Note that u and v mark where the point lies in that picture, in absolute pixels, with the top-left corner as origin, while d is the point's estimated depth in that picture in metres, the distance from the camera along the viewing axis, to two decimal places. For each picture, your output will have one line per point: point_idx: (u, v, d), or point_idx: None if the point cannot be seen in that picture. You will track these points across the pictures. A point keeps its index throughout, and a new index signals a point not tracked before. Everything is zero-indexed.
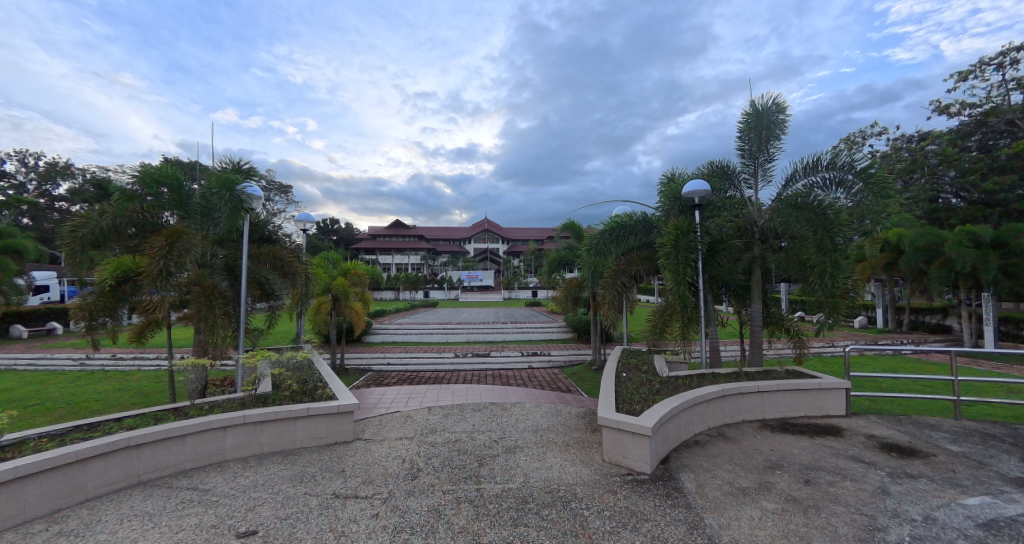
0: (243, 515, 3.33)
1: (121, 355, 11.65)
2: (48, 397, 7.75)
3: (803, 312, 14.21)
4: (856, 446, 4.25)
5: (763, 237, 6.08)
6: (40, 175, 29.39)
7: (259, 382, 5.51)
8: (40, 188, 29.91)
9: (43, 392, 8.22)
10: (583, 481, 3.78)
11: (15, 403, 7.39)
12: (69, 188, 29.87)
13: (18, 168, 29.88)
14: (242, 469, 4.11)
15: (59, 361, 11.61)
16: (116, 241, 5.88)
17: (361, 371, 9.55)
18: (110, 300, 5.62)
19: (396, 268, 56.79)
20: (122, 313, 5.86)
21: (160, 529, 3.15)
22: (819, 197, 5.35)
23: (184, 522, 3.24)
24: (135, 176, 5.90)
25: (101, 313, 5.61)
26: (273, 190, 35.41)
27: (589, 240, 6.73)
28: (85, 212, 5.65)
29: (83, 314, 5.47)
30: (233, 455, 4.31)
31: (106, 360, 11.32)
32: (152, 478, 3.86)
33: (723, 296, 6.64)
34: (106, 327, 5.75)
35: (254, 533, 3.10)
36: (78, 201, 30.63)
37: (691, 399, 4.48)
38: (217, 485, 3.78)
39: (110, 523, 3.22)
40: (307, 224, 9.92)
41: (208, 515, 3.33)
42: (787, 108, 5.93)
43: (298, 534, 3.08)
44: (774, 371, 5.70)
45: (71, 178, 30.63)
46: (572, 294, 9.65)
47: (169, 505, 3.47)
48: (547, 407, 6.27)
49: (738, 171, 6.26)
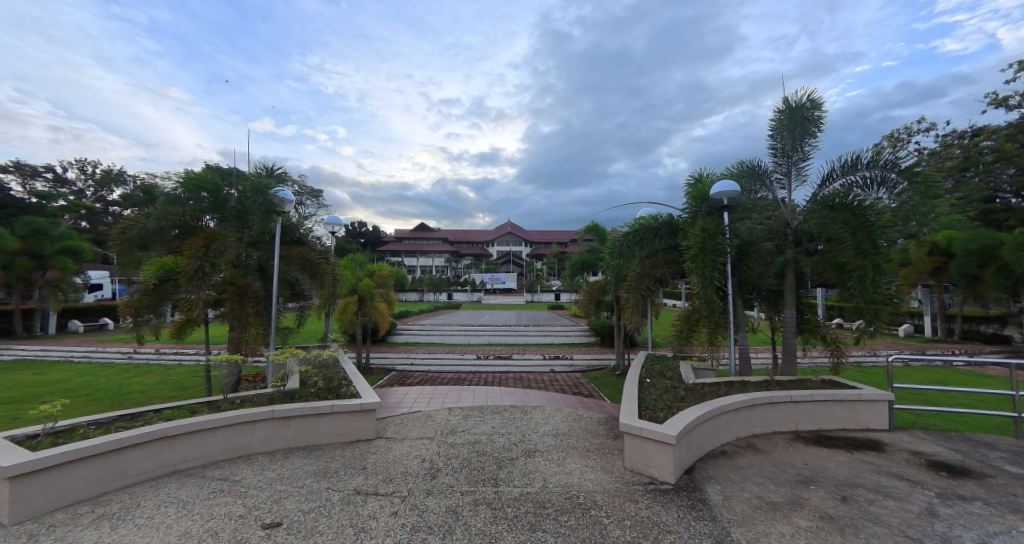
0: (269, 507, 3.39)
1: (164, 350, 12.27)
2: (97, 388, 8.26)
3: (842, 319, 13.52)
4: (900, 464, 3.95)
5: (796, 239, 5.75)
6: (97, 182, 31.82)
7: (288, 379, 5.66)
8: (98, 194, 32.47)
9: (93, 383, 8.72)
10: (603, 489, 3.67)
11: (70, 392, 7.93)
12: (122, 194, 32.04)
13: (78, 175, 31.99)
14: (269, 462, 4.20)
15: (110, 354, 12.34)
16: (161, 244, 6.17)
17: (386, 371, 9.68)
18: (154, 298, 5.88)
19: (422, 270, 57.70)
20: (165, 310, 6.14)
21: (193, 516, 3.25)
22: (859, 198, 4.96)
23: (215, 510, 3.33)
24: (179, 182, 6.23)
25: (145, 310, 5.91)
26: (306, 195, 36.70)
27: (612, 242, 6.60)
28: (133, 215, 5.98)
29: (131, 311, 5.78)
30: (261, 449, 4.41)
31: (152, 354, 11.97)
32: (186, 467, 3.99)
33: (753, 301, 6.35)
34: (151, 324, 6.05)
35: (278, 524, 3.15)
36: (129, 206, 32.72)
37: (717, 408, 4.29)
38: (246, 477, 3.87)
39: (148, 508, 3.34)
40: (336, 227, 10.17)
41: (237, 505, 3.41)
42: (823, 104, 5.60)
43: (320, 528, 3.11)
44: (808, 381, 5.39)
45: (124, 185, 32.97)
46: (594, 297, 9.50)
47: (202, 493, 3.57)
48: (568, 411, 6.16)
49: (770, 170, 6.02)
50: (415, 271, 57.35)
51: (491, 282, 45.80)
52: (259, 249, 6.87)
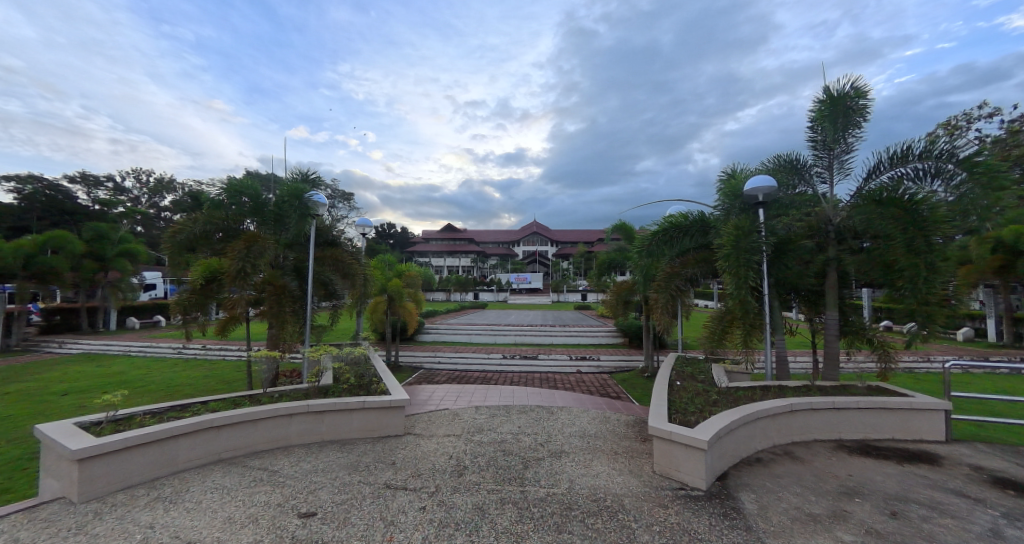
0: (304, 497, 3.45)
1: (210, 346, 12.86)
2: (150, 380, 8.73)
3: (891, 321, 12.76)
4: (958, 479, 3.66)
5: (839, 236, 5.40)
6: (150, 189, 33.79)
7: (321, 375, 5.77)
8: (151, 200, 34.38)
9: (147, 375, 9.23)
10: (631, 492, 3.55)
11: (126, 383, 8.42)
12: (172, 200, 33.81)
13: (133, 183, 33.96)
14: (305, 454, 4.28)
15: (161, 348, 13.04)
16: (206, 246, 6.44)
17: (414, 368, 9.79)
18: (201, 297, 6.11)
19: (449, 270, 58.29)
20: (211, 308, 6.38)
21: (236, 503, 3.34)
22: (911, 192, 4.62)
23: (256, 498, 3.42)
24: (221, 187, 6.43)
25: (193, 309, 6.15)
26: (338, 198, 37.67)
27: (640, 241, 6.41)
28: (182, 219, 6.26)
29: (180, 309, 6.04)
30: (298, 441, 4.51)
31: (198, 349, 12.57)
32: (231, 456, 4.12)
33: (792, 302, 6.05)
34: (198, 321, 6.30)
35: (314, 514, 3.20)
36: (178, 211, 34.48)
37: (752, 414, 4.09)
38: (284, 467, 3.96)
39: (196, 493, 3.47)
40: (366, 228, 10.35)
41: (275, 494, 3.49)
42: (868, 92, 5.25)
43: (351, 519, 3.13)
44: (853, 386, 5.08)
45: (174, 192, 34.76)
46: (622, 298, 9.31)
47: (244, 481, 3.68)
48: (595, 413, 6.03)
49: (810, 164, 5.74)
50: (442, 271, 57.92)
51: (517, 282, 45.79)
52: (295, 250, 6.99)
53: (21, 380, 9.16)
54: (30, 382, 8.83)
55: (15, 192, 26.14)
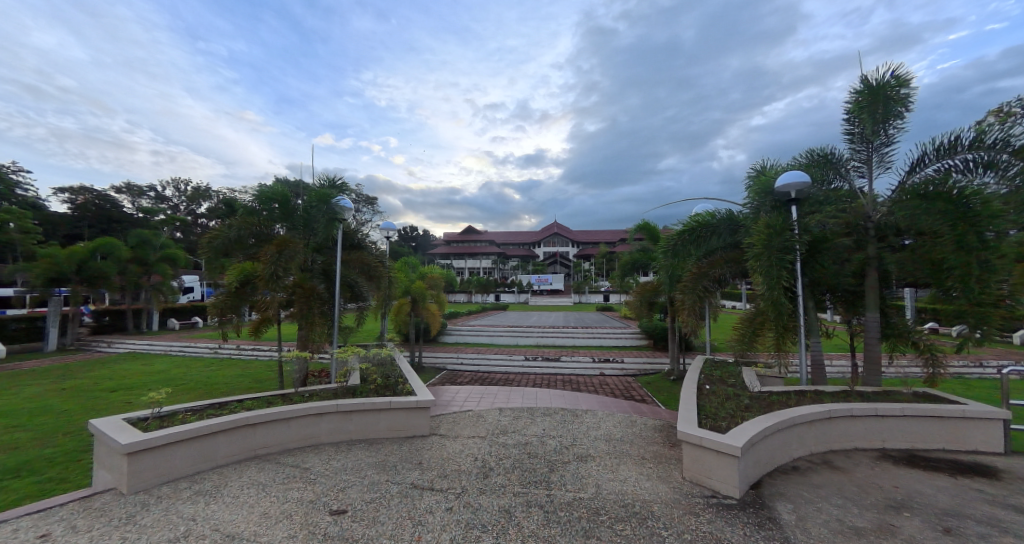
0: (335, 494, 3.46)
1: (243, 346, 13.24)
2: (189, 378, 9.06)
3: (938, 323, 12.07)
4: (1019, 495, 3.39)
5: (879, 233, 5.15)
6: (188, 197, 35.21)
7: (350, 376, 5.83)
8: (189, 208, 35.80)
9: (186, 373, 9.57)
10: (660, 499, 3.43)
11: (167, 381, 8.76)
12: (208, 207, 35.11)
13: (174, 193, 35.42)
14: (334, 453, 4.30)
15: (198, 348, 13.50)
16: (240, 250, 6.61)
17: (438, 369, 9.82)
18: (235, 299, 6.26)
19: (471, 272, 58.61)
20: (245, 310, 6.52)
21: (270, 499, 3.38)
22: (960, 184, 4.36)
23: (289, 494, 3.44)
24: (254, 194, 6.65)
25: (229, 310, 6.30)
26: (363, 203, 38.39)
27: (665, 241, 6.25)
28: (218, 226, 6.46)
29: (217, 310, 6.22)
30: (327, 439, 4.54)
31: (233, 348, 12.97)
32: (265, 453, 4.19)
33: (828, 303, 5.79)
34: (233, 322, 6.44)
35: (344, 511, 3.20)
36: (213, 217, 35.78)
37: (788, 420, 3.90)
38: (315, 465, 3.99)
39: (234, 488, 3.53)
40: (390, 232, 10.46)
41: (307, 490, 3.51)
42: (910, 81, 4.97)
43: (381, 518, 3.12)
44: (898, 392, 4.80)
45: (209, 199, 36.09)
46: (646, 299, 9.10)
47: (278, 477, 3.72)
48: (621, 417, 5.90)
49: (846, 158, 5.50)
50: (463, 272, 58.15)
51: (538, 283, 45.61)
52: (323, 254, 7.08)
53: (72, 377, 9.62)
54: (80, 379, 9.26)
55: (70, 203, 27.70)
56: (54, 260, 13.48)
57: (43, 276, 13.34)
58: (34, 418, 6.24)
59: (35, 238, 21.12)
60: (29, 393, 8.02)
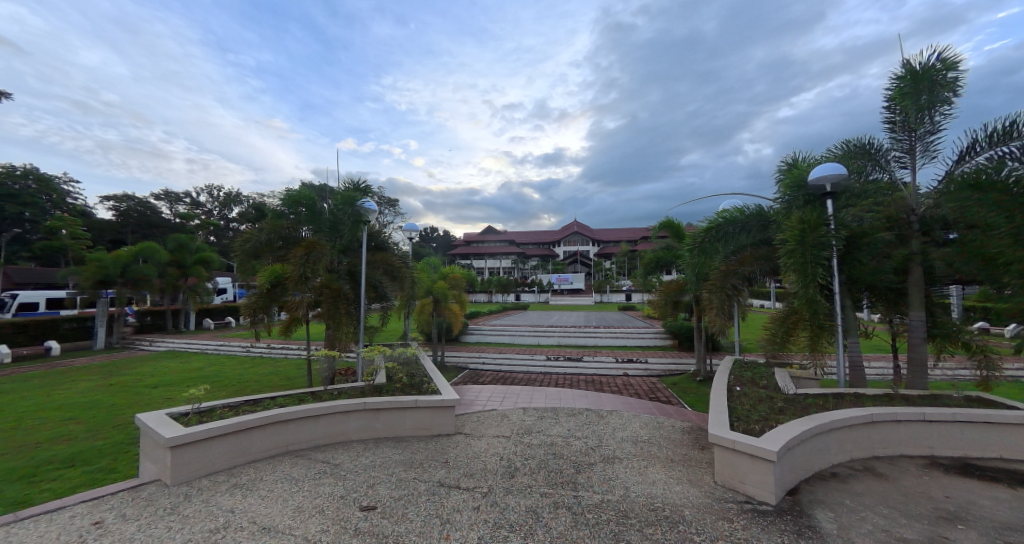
0: (365, 491, 3.45)
1: (273, 345, 13.58)
2: (224, 375, 9.33)
3: (989, 323, 11.36)
4: None
5: (924, 227, 4.89)
6: (221, 202, 36.47)
7: (376, 374, 5.87)
8: (221, 212, 37.09)
9: (220, 371, 9.86)
10: (692, 503, 3.29)
11: (204, 378, 9.04)
12: (239, 211, 36.30)
13: (208, 198, 36.64)
14: (363, 450, 4.31)
15: (231, 347, 13.90)
16: (269, 253, 6.72)
17: (460, 369, 9.83)
18: (266, 300, 6.38)
19: (491, 271, 58.79)
20: (275, 310, 6.62)
21: (303, 493, 3.39)
22: (1015, 172, 4.08)
23: (321, 489, 3.46)
24: (281, 198, 6.77)
25: (260, 311, 6.41)
26: (386, 205, 39.00)
27: (691, 239, 6.07)
28: (249, 229, 6.60)
29: (249, 311, 6.35)
30: (356, 437, 4.56)
31: (264, 347, 13.31)
32: (297, 449, 4.22)
33: (868, 301, 5.51)
34: (264, 322, 6.57)
35: (374, 507, 3.18)
36: (244, 221, 36.95)
37: (827, 424, 3.71)
38: (345, 461, 4.00)
39: (269, 482, 3.57)
40: (413, 232, 10.52)
41: (338, 486, 3.52)
42: (958, 64, 4.67)
43: (409, 515, 3.09)
44: (947, 396, 4.52)
45: (240, 204, 37.31)
46: (671, 298, 8.88)
47: (309, 473, 3.74)
48: (648, 418, 5.74)
49: (886, 148, 5.26)
50: (484, 272, 58.28)
51: (558, 283, 45.35)
52: (348, 255, 7.13)
53: (117, 373, 10.03)
54: (124, 376, 9.64)
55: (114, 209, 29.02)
56: (100, 263, 14.16)
57: (92, 279, 14.03)
58: (84, 412, 6.51)
59: (83, 243, 22.25)
60: (78, 388, 8.39)
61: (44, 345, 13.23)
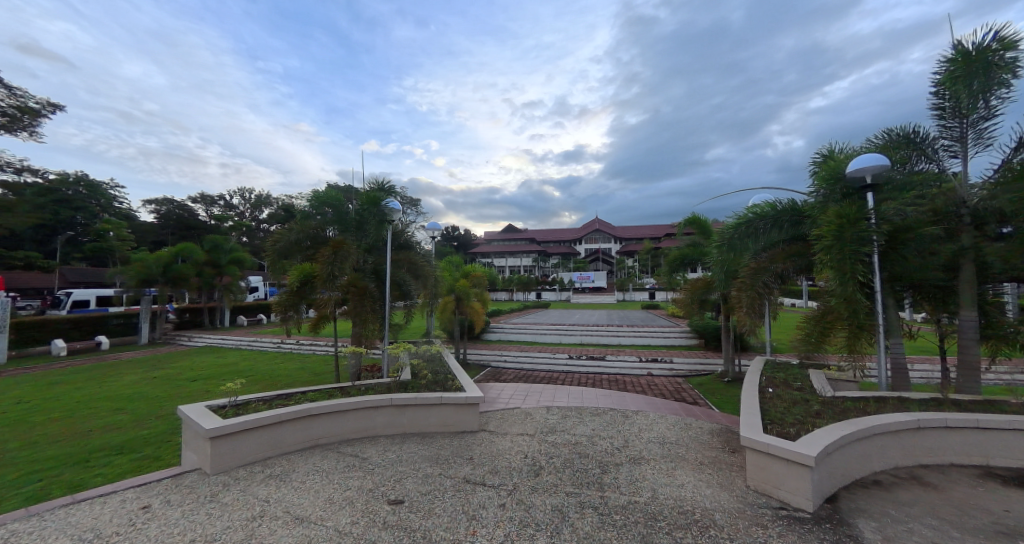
0: (392, 485, 3.44)
1: (301, 341, 13.87)
2: (256, 370, 9.58)
3: None
4: None
5: (976, 221, 4.57)
6: (252, 204, 37.62)
7: (401, 371, 5.89)
8: (253, 214, 38.28)
9: (253, 366, 10.13)
10: (723, 508, 3.15)
11: (238, 372, 9.29)
12: (269, 213, 37.38)
13: (240, 200, 37.84)
14: (390, 445, 4.32)
15: (261, 343, 14.28)
16: (298, 253, 6.83)
17: (482, 367, 9.82)
18: (296, 297, 6.47)
19: (512, 270, 58.84)
20: (303, 307, 6.72)
21: (333, 485, 3.40)
22: None
23: (349, 482, 3.46)
24: (308, 199, 6.89)
25: (290, 308, 6.52)
26: (410, 205, 39.50)
27: (720, 235, 5.87)
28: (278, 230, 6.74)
29: (280, 308, 6.46)
30: (382, 432, 4.56)
31: (292, 344, 13.61)
32: (326, 442, 4.25)
33: (913, 299, 5.21)
34: (295, 318, 6.67)
35: (402, 502, 3.16)
36: (274, 222, 38.02)
37: (870, 429, 3.51)
38: (373, 455, 4.01)
39: (300, 474, 3.60)
40: (436, 232, 10.57)
41: (366, 479, 3.52)
42: (1016, 43, 4.33)
43: (436, 510, 3.05)
44: (1003, 401, 4.21)
45: (270, 205, 38.38)
46: (697, 297, 8.63)
47: (338, 466, 3.76)
48: (675, 419, 5.57)
49: (934, 136, 4.93)
50: (505, 270, 58.31)
51: (580, 281, 44.99)
52: (374, 254, 7.18)
53: (157, 366, 10.43)
54: (165, 369, 10.03)
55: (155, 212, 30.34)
56: (144, 263, 14.91)
57: (135, 277, 14.72)
58: (130, 403, 6.78)
59: (128, 244, 23.37)
60: (122, 380, 8.75)
61: (93, 340, 13.93)
